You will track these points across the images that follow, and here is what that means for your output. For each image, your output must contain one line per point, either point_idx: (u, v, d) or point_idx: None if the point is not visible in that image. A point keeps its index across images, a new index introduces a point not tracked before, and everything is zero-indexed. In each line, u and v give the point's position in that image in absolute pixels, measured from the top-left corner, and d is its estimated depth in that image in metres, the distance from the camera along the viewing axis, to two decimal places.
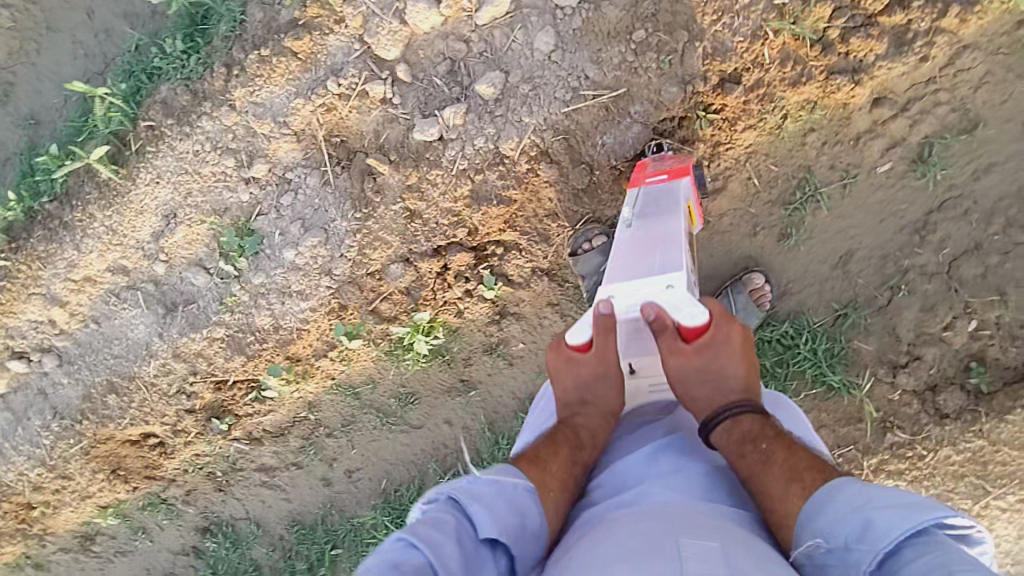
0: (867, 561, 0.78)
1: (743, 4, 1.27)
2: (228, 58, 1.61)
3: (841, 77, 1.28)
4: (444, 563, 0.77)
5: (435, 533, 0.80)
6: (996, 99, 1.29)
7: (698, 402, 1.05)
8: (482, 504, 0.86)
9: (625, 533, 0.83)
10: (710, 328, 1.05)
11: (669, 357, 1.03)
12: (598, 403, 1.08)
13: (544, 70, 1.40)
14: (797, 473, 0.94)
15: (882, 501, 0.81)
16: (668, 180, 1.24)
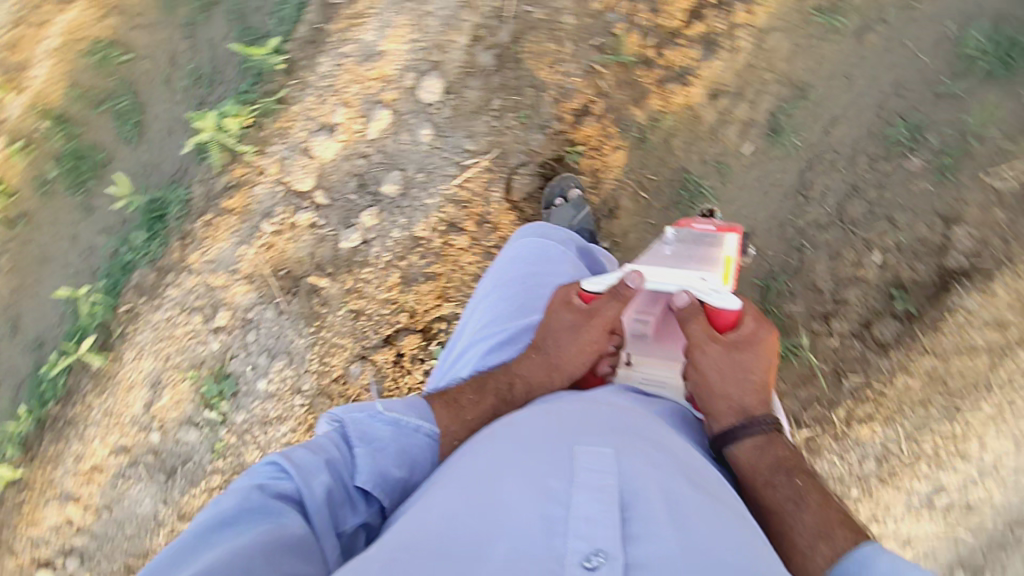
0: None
1: (569, 52, 1.52)
2: (182, 232, 1.79)
3: (672, 83, 1.50)
4: (309, 491, 0.81)
5: (309, 461, 0.84)
6: (812, 64, 1.44)
7: (730, 402, 0.96)
8: (368, 447, 0.90)
9: (519, 448, 0.80)
10: (749, 327, 1.00)
11: (707, 345, 0.97)
12: (558, 360, 1.05)
13: (432, 158, 1.61)
14: (826, 527, 0.84)
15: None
16: (712, 228, 1.18)
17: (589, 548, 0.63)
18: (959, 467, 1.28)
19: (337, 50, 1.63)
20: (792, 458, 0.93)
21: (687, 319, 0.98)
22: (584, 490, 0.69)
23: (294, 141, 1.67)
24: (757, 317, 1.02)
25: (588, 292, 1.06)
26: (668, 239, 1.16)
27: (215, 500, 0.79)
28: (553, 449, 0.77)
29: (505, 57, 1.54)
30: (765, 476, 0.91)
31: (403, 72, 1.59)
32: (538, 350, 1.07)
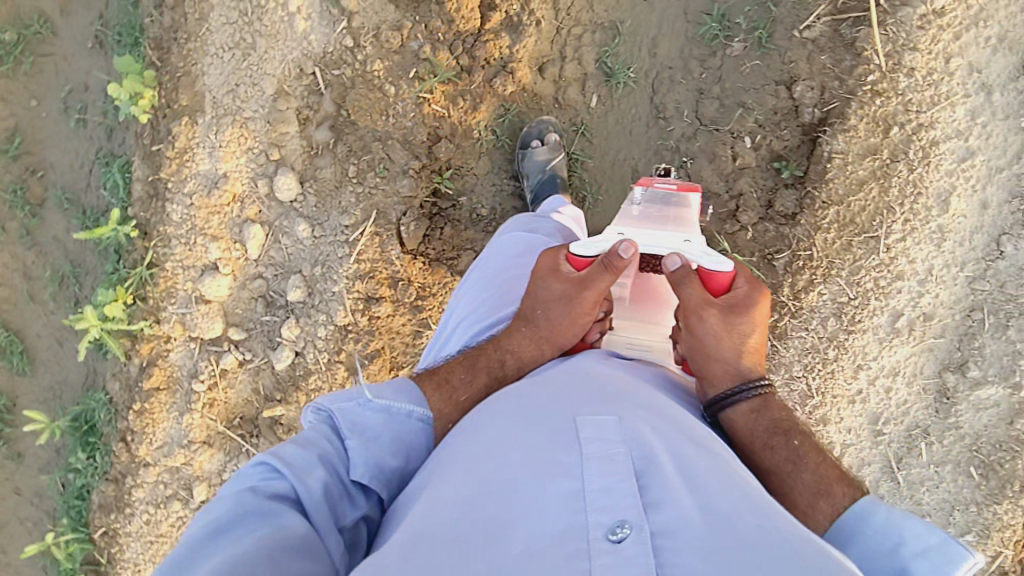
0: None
1: (393, 94, 1.48)
2: (119, 433, 1.71)
3: (499, 77, 1.50)
4: (306, 490, 0.81)
5: (304, 459, 0.84)
6: (610, 4, 1.53)
7: (725, 366, 0.97)
8: (360, 437, 0.89)
9: (522, 424, 0.81)
10: (742, 291, 1.00)
11: (705, 310, 0.96)
12: (546, 331, 1.04)
13: (320, 248, 1.58)
14: (826, 482, 0.89)
15: (916, 541, 0.78)
16: (675, 187, 1.13)
17: (613, 521, 0.65)
18: (904, 287, 1.39)
19: (180, 193, 1.58)
20: (788, 419, 0.97)
21: (682, 281, 0.96)
22: (597, 461, 0.71)
23: (185, 295, 1.63)
24: (750, 278, 1.02)
25: (578, 258, 1.02)
26: (636, 196, 1.11)
27: (208, 509, 0.79)
28: (557, 422, 0.79)
29: (339, 125, 1.51)
30: (762, 439, 0.94)
31: (253, 183, 1.57)
32: (528, 322, 1.05)
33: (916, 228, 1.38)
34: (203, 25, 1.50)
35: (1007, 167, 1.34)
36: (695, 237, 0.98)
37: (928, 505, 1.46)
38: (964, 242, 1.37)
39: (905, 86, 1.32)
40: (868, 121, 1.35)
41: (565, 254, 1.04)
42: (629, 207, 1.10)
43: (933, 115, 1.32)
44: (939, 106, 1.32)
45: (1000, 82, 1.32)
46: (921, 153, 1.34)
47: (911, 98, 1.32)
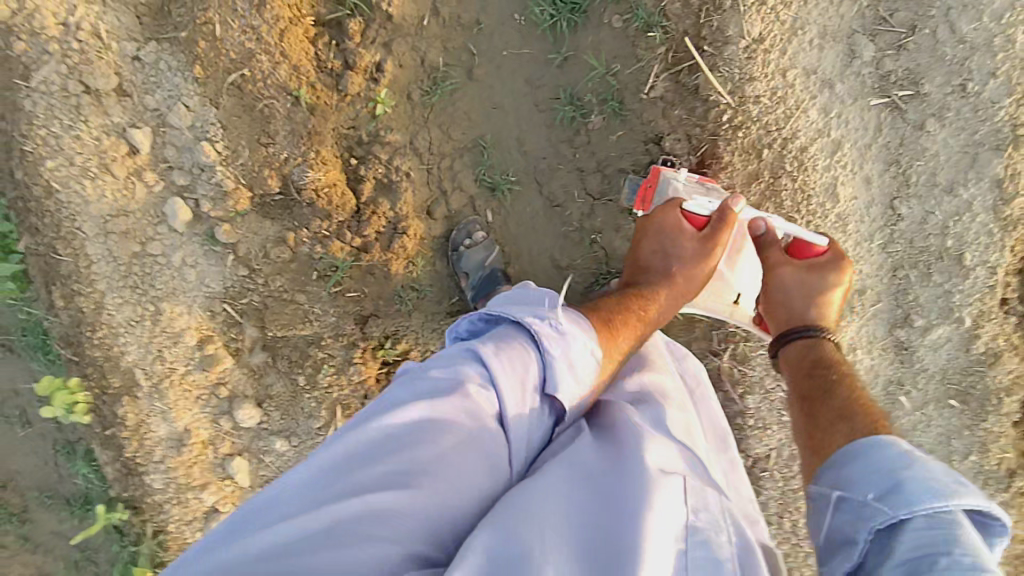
0: (884, 508, 0.76)
1: (307, 299, 1.50)
2: None
3: (394, 241, 1.50)
4: (490, 411, 0.86)
5: (515, 379, 0.88)
6: (466, 126, 1.53)
7: (787, 315, 1.19)
8: (564, 363, 0.92)
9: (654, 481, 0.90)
10: (828, 258, 1.20)
11: (784, 267, 1.20)
12: (683, 283, 1.22)
13: (305, 454, 1.61)
14: (848, 410, 0.97)
15: (924, 466, 0.78)
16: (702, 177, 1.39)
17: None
18: None
19: (154, 462, 1.59)
20: (834, 360, 1.11)
21: (767, 243, 1.23)
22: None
23: None
24: (841, 253, 1.22)
25: (693, 215, 1.26)
26: (682, 175, 1.34)
27: (419, 384, 0.85)
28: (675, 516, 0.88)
29: (270, 343, 1.54)
30: (807, 370, 1.10)
31: (216, 423, 1.59)
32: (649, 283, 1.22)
33: (820, 223, 1.45)
34: (100, 310, 1.49)
35: (874, 141, 1.42)
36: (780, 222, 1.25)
37: (927, 444, 1.56)
38: (864, 219, 1.45)
39: (757, 113, 1.39)
40: (740, 153, 1.41)
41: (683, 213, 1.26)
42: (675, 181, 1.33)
43: (792, 127, 1.40)
44: (794, 117, 1.40)
45: (836, 73, 1.40)
46: (796, 161, 1.41)
47: (767, 121, 1.40)
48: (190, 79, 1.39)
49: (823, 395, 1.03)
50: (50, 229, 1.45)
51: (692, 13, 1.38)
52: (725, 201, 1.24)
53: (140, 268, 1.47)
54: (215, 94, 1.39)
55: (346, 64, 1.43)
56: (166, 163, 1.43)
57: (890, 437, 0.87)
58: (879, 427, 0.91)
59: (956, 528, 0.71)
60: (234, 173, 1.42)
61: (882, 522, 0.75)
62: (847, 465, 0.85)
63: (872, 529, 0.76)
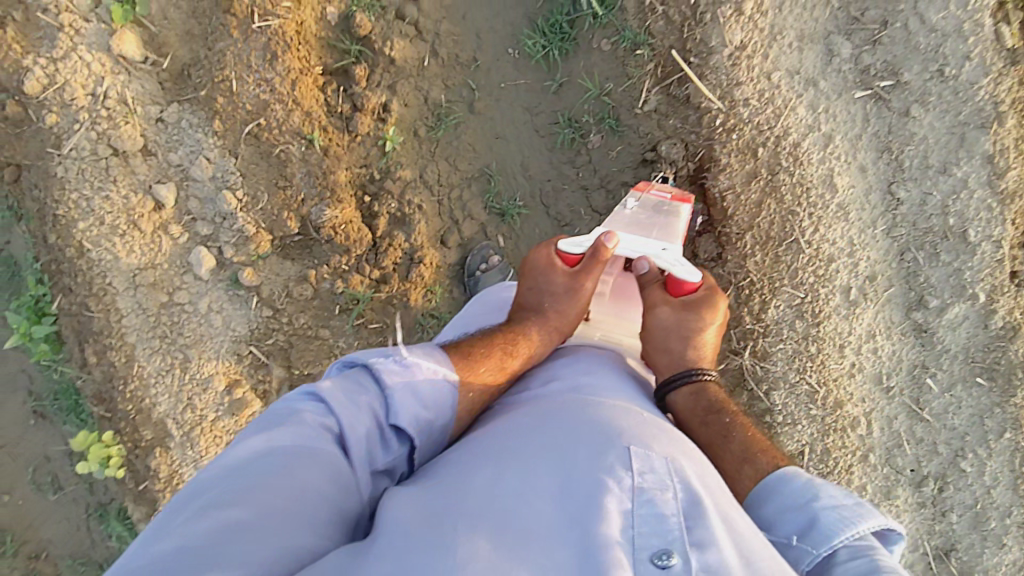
0: (810, 548, 0.87)
1: (331, 334, 1.54)
2: None
3: (411, 270, 1.54)
4: (351, 428, 0.87)
5: (348, 402, 0.89)
6: (472, 157, 1.60)
7: (670, 356, 1.19)
8: (402, 391, 0.93)
9: (569, 436, 0.87)
10: (704, 295, 1.21)
11: (661, 306, 1.20)
12: (555, 321, 1.20)
13: None
14: (751, 453, 1.06)
15: (828, 498, 0.91)
16: (670, 196, 1.37)
17: (661, 548, 0.73)
18: (839, 264, 1.51)
19: None
20: (722, 401, 1.16)
21: (649, 282, 1.23)
22: (646, 496, 0.78)
23: None
24: (713, 288, 1.23)
25: (569, 252, 1.22)
26: (630, 203, 1.37)
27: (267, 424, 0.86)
28: (604, 451, 0.83)
29: (296, 383, 1.56)
30: (698, 415, 1.14)
31: None
32: (536, 315, 1.21)
33: (822, 214, 1.49)
34: (132, 362, 1.52)
35: (863, 132, 1.48)
36: (671, 249, 1.19)
37: (961, 427, 1.55)
38: (864, 207, 1.50)
39: (748, 115, 1.46)
40: (736, 154, 1.47)
41: (558, 250, 1.22)
42: (625, 207, 1.36)
43: (783, 125, 1.46)
44: (783, 116, 1.46)
45: (819, 72, 1.47)
46: (791, 157, 1.47)
47: (758, 121, 1.46)
48: (209, 134, 1.46)
49: (721, 442, 1.08)
50: (81, 287, 1.50)
51: (676, 29, 1.46)
52: (600, 237, 1.17)
53: (169, 317, 1.51)
54: (234, 145, 1.47)
55: (355, 107, 1.51)
56: (190, 215, 1.50)
57: (796, 470, 1.00)
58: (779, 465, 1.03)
59: (869, 548, 0.85)
60: (254, 217, 1.48)
61: (809, 560, 0.87)
62: (764, 504, 0.97)
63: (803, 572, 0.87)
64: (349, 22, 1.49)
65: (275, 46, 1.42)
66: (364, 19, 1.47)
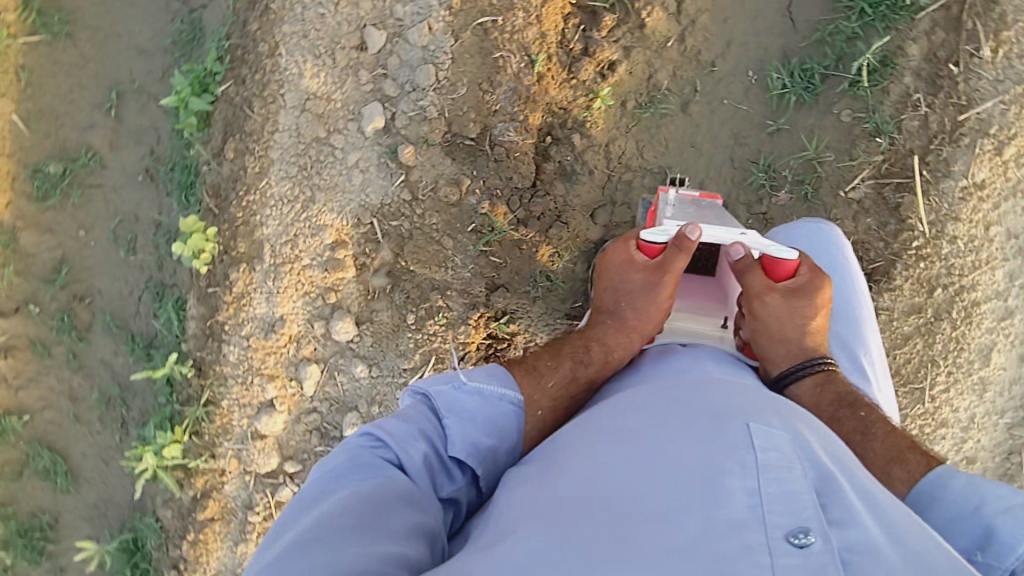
0: (993, 565, 0.81)
1: (452, 246, 1.50)
2: (171, 559, 1.72)
3: (554, 228, 1.51)
4: (408, 457, 0.91)
5: (405, 432, 0.93)
6: (660, 150, 1.52)
7: (784, 350, 1.11)
8: (457, 419, 0.96)
9: (682, 419, 0.85)
10: (807, 276, 1.13)
11: (768, 294, 1.10)
12: (634, 321, 1.14)
13: (377, 388, 1.59)
14: (898, 454, 0.98)
15: (997, 501, 0.86)
16: (699, 195, 1.32)
17: (795, 526, 0.68)
18: (950, 431, 1.45)
19: (238, 335, 1.60)
20: (850, 392, 1.09)
21: (745, 268, 1.11)
22: (772, 471, 0.74)
23: (240, 431, 1.64)
24: (812, 267, 1.15)
25: (648, 244, 1.16)
26: (670, 200, 1.28)
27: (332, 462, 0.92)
28: (722, 433, 0.81)
29: (396, 272, 1.53)
30: (829, 411, 1.06)
31: (310, 323, 1.58)
32: (610, 316, 1.17)
33: (959, 378, 1.44)
34: (262, 175, 1.52)
35: None
36: (752, 234, 1.12)
37: None
38: (1004, 392, 1.45)
39: (947, 252, 1.39)
40: (913, 282, 1.41)
41: (638, 245, 1.17)
42: (667, 205, 1.27)
43: (975, 279, 1.39)
44: (980, 270, 1.39)
45: None
46: (965, 312, 1.41)
47: (954, 262, 1.39)
48: (444, 5, 1.42)
49: (860, 443, 1.01)
50: (256, 85, 1.50)
51: (927, 135, 1.39)
52: (682, 228, 1.10)
53: (316, 152, 1.49)
54: (460, 28, 1.42)
55: (586, 51, 1.46)
56: (383, 70, 1.46)
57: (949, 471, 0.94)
58: (929, 460, 0.97)
59: None
60: (441, 103, 1.44)
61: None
62: (928, 512, 0.91)
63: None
64: None
65: None
66: None
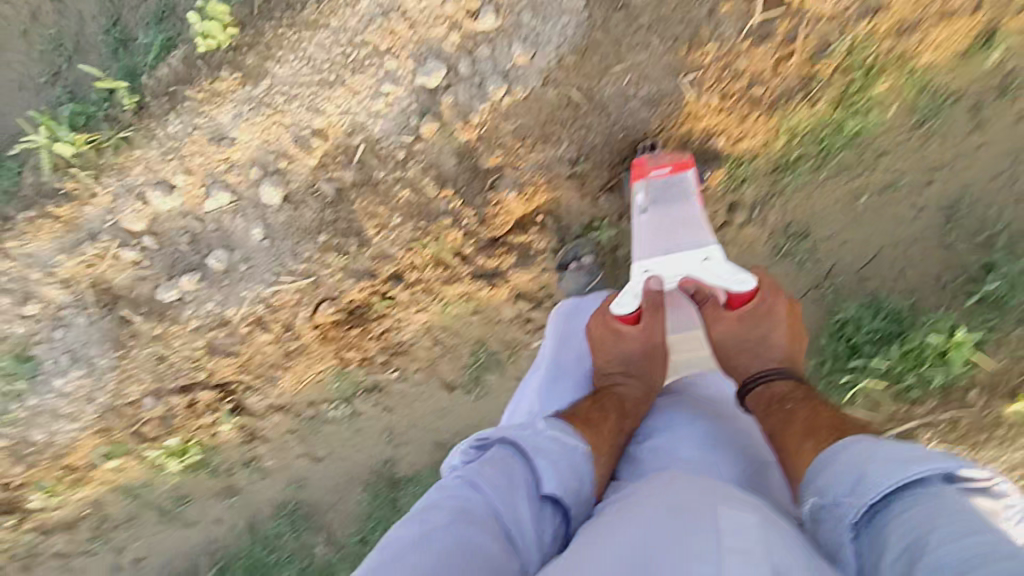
0: (864, 507, 0.78)
1: (394, 223, 1.53)
2: (5, 212, 1.74)
3: (481, 281, 1.56)
4: (505, 511, 0.81)
5: (503, 482, 0.84)
6: None
7: (745, 362, 1.19)
8: (548, 460, 0.89)
9: (649, 508, 0.79)
10: (762, 304, 1.20)
11: (719, 323, 1.21)
12: (646, 376, 1.22)
13: (258, 254, 1.65)
14: (812, 430, 0.96)
15: (887, 449, 0.82)
16: (671, 171, 1.33)
17: None
18: None
19: (190, 117, 1.59)
20: (790, 390, 1.09)
21: None
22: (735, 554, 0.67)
23: (131, 182, 1.67)
24: (773, 288, 1.22)
25: (620, 314, 1.25)
26: (641, 205, 1.35)
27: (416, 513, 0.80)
28: (692, 510, 0.75)
29: (344, 193, 1.57)
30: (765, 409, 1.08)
31: (252, 162, 1.60)
32: (630, 378, 1.21)
33: None
34: (312, 27, 1.48)
35: None
36: (716, 256, 1.24)
37: None
38: None
39: None
40: None
41: (614, 314, 1.25)
42: (637, 221, 1.34)
43: None
44: None
45: None
46: None
47: None
48: (560, 52, 1.39)
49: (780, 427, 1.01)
50: None
51: None
52: (644, 291, 1.25)
53: (365, 55, 1.46)
54: (553, 79, 1.41)
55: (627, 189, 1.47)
56: (472, 47, 1.43)
57: (866, 441, 0.88)
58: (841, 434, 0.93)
59: (948, 500, 0.74)
60: (487, 119, 1.45)
61: (857, 513, 0.78)
62: (820, 472, 0.87)
63: (851, 523, 0.78)
64: (710, 160, 1.43)
65: (664, 103, 1.38)
66: (718, 174, 1.43)
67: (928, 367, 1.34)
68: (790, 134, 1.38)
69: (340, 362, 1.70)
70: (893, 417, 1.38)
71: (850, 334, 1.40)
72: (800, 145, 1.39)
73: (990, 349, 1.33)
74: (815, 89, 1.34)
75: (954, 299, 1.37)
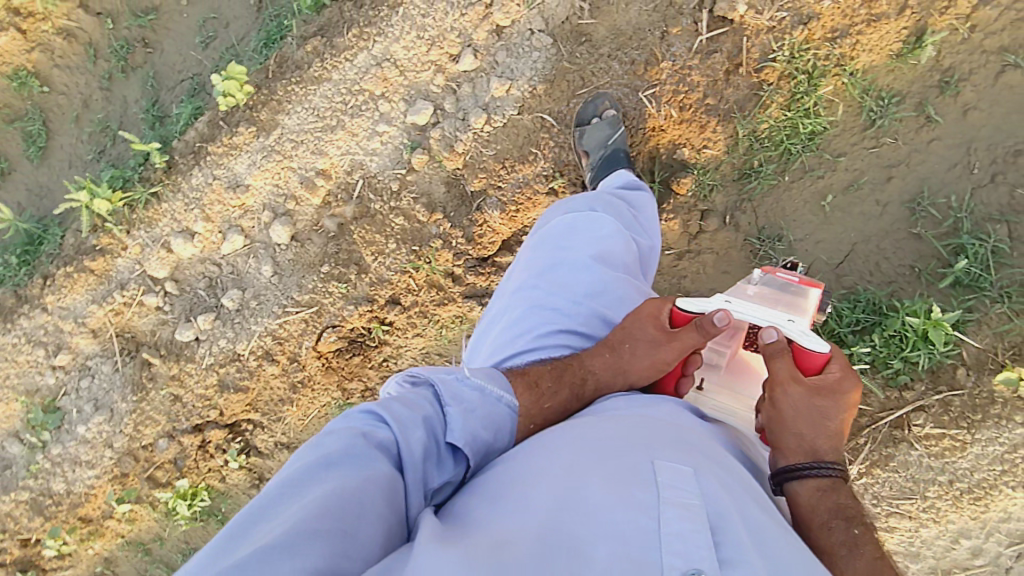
0: None
1: (391, 249, 1.65)
2: (46, 270, 1.88)
3: (472, 301, 1.64)
4: (408, 445, 0.83)
5: (409, 415, 0.86)
6: None
7: (800, 441, 0.94)
8: (461, 408, 0.90)
9: (596, 454, 0.80)
10: (831, 377, 0.95)
11: (788, 383, 0.95)
12: (626, 364, 1.05)
13: (268, 291, 1.77)
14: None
15: None
16: (797, 279, 1.20)
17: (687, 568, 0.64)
18: None
19: (210, 169, 1.76)
20: (854, 508, 0.90)
21: (773, 353, 0.96)
22: (673, 508, 0.70)
23: (158, 233, 1.83)
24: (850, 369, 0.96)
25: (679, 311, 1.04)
26: (754, 277, 1.21)
27: (318, 442, 0.82)
28: (626, 460, 0.78)
29: (345, 228, 1.70)
30: (821, 518, 0.88)
31: (264, 206, 1.75)
32: (612, 351, 1.07)
33: None
34: (316, 82, 1.66)
35: None
36: (800, 321, 0.97)
37: None
38: None
39: None
40: None
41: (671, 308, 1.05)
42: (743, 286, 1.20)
43: None
44: None
45: None
46: None
47: None
48: (536, 80, 1.58)
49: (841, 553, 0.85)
50: (362, 14, 1.65)
51: None
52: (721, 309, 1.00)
53: (363, 101, 1.65)
54: (528, 107, 1.59)
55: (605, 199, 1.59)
56: (456, 87, 1.62)
57: None
58: None
59: None
60: (470, 146, 1.61)
61: None
62: None
63: None
64: (678, 170, 1.53)
65: (628, 117, 1.53)
66: (686, 183, 1.52)
67: (911, 350, 1.37)
68: (752, 138, 1.49)
69: (341, 393, 1.75)
70: (886, 406, 1.41)
71: (833, 327, 1.43)
72: (761, 150, 1.50)
73: (973, 329, 1.38)
74: (764, 95, 1.47)
75: (928, 285, 1.42)
